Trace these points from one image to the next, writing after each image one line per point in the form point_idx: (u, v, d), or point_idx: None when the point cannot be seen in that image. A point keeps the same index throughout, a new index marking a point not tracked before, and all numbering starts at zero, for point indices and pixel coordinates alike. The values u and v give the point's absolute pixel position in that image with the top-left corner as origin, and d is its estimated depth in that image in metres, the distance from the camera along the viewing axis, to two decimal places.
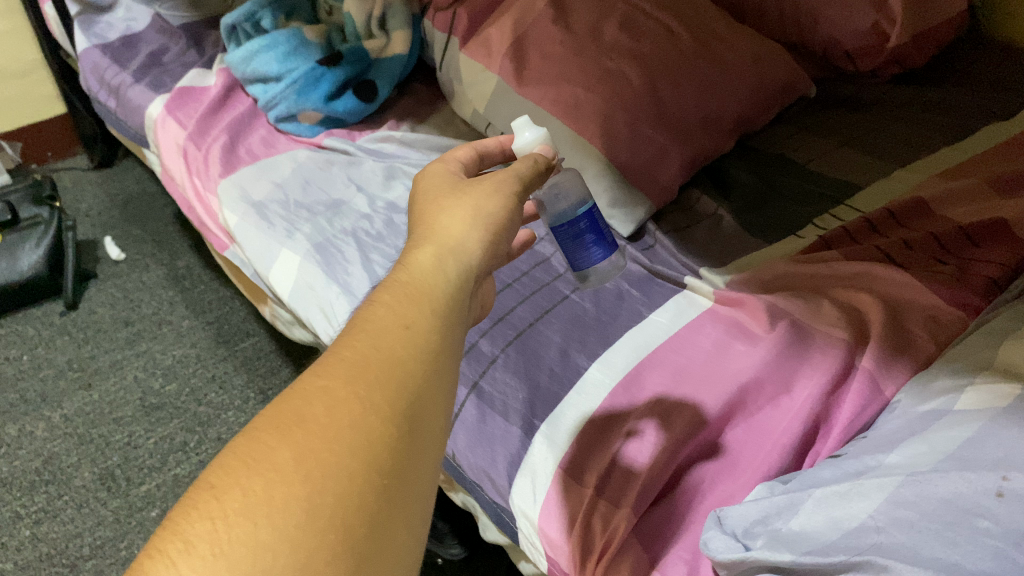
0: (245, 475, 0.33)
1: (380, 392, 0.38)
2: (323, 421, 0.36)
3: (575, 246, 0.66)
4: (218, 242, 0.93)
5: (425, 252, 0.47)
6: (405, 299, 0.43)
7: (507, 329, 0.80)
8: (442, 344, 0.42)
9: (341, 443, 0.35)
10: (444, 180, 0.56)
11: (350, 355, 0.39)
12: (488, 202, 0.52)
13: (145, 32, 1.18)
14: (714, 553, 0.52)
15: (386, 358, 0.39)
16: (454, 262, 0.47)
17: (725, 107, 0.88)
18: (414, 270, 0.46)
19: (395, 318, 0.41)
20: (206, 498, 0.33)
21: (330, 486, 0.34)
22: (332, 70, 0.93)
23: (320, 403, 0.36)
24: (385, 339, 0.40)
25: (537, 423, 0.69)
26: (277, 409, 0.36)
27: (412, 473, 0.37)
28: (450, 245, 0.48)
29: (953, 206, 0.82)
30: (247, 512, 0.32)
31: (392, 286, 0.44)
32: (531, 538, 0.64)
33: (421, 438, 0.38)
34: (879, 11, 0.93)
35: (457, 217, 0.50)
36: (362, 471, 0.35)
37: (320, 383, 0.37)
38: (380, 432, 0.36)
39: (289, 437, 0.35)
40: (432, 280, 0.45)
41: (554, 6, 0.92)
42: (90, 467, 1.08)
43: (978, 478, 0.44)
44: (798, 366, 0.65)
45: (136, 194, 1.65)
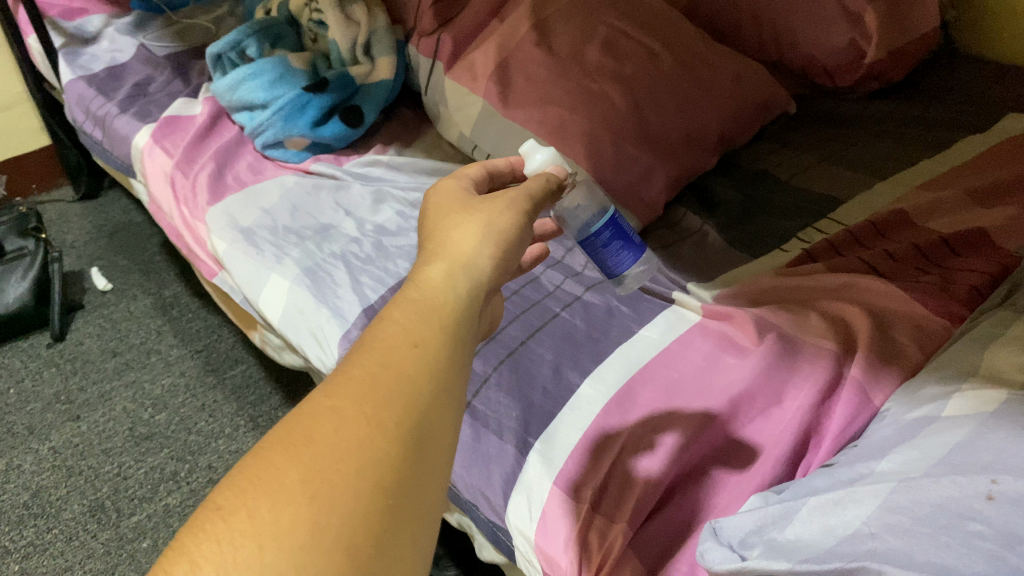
0: (251, 497, 0.32)
1: (388, 408, 0.36)
2: (332, 442, 0.34)
3: (604, 256, 0.63)
4: (208, 270, 0.96)
5: (435, 269, 0.44)
6: (416, 316, 0.41)
7: (499, 347, 0.72)
8: (453, 361, 0.40)
9: (349, 463, 0.34)
10: (454, 196, 0.52)
11: (360, 374, 0.37)
12: (501, 216, 0.49)
13: (131, 64, 1.24)
14: (710, 564, 0.51)
15: (392, 375, 0.37)
16: (465, 277, 0.44)
17: (708, 127, 0.88)
18: (428, 285, 0.43)
19: (403, 337, 0.39)
20: (214, 519, 0.32)
21: (337, 506, 0.32)
22: (317, 97, 0.97)
23: (329, 424, 0.35)
24: (394, 358, 0.38)
25: (533, 440, 0.64)
26: (288, 427, 0.35)
27: (419, 491, 0.35)
28: (461, 260, 0.45)
29: (935, 217, 0.81)
30: (250, 533, 0.31)
31: (404, 303, 0.42)
32: (529, 556, 0.60)
33: (429, 456, 0.36)
34: (855, 29, 0.98)
35: (468, 230, 0.47)
36: (371, 491, 0.33)
37: (329, 404, 0.36)
38: (387, 451, 0.35)
39: (297, 456, 0.34)
40: (440, 294, 0.43)
41: (538, 29, 0.92)
42: (80, 500, 1.09)
43: (969, 483, 0.47)
44: (788, 377, 0.64)
45: (123, 224, 1.62)
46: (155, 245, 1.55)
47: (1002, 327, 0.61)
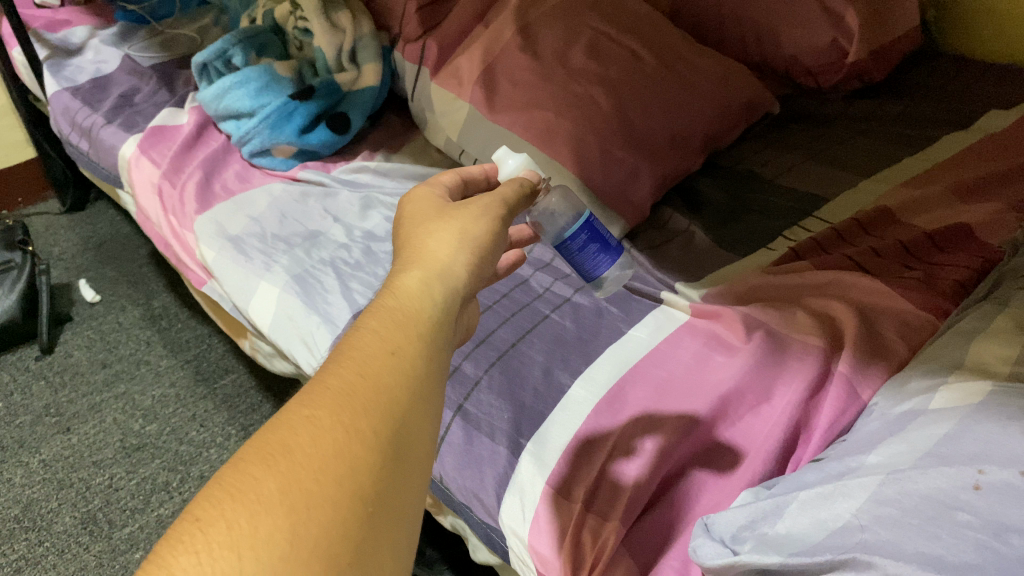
0: (230, 507, 0.32)
1: (365, 418, 0.37)
2: (309, 452, 0.35)
3: (582, 260, 0.63)
4: (196, 278, 0.96)
5: (410, 277, 0.45)
6: (393, 324, 0.42)
7: (490, 350, 0.73)
8: (429, 371, 0.41)
9: (328, 474, 0.34)
10: (430, 204, 0.53)
11: (337, 384, 0.38)
12: (474, 223, 0.49)
13: (116, 75, 1.24)
14: (703, 560, 0.51)
15: (370, 385, 0.38)
16: (440, 285, 0.45)
17: (693, 128, 0.89)
18: (402, 293, 0.44)
19: (380, 346, 0.40)
20: (192, 530, 0.32)
21: (317, 516, 0.33)
22: (304, 104, 0.97)
23: (307, 433, 0.35)
24: (371, 365, 0.39)
25: (525, 442, 0.64)
26: (264, 437, 0.35)
27: (394, 501, 0.36)
28: (437, 269, 0.46)
29: (918, 214, 0.82)
30: (229, 542, 0.31)
31: (380, 312, 0.42)
32: (524, 557, 0.60)
33: (405, 467, 0.37)
34: (835, 28, 0.99)
35: (443, 238, 0.48)
36: (349, 503, 0.34)
37: (305, 414, 0.36)
38: (365, 462, 0.35)
39: (273, 467, 0.34)
40: (418, 303, 0.43)
41: (522, 34, 0.92)
42: (71, 512, 1.09)
43: (956, 475, 0.47)
44: (777, 372, 0.64)
45: (110, 235, 1.62)
46: (143, 256, 1.55)
47: (985, 321, 0.62)
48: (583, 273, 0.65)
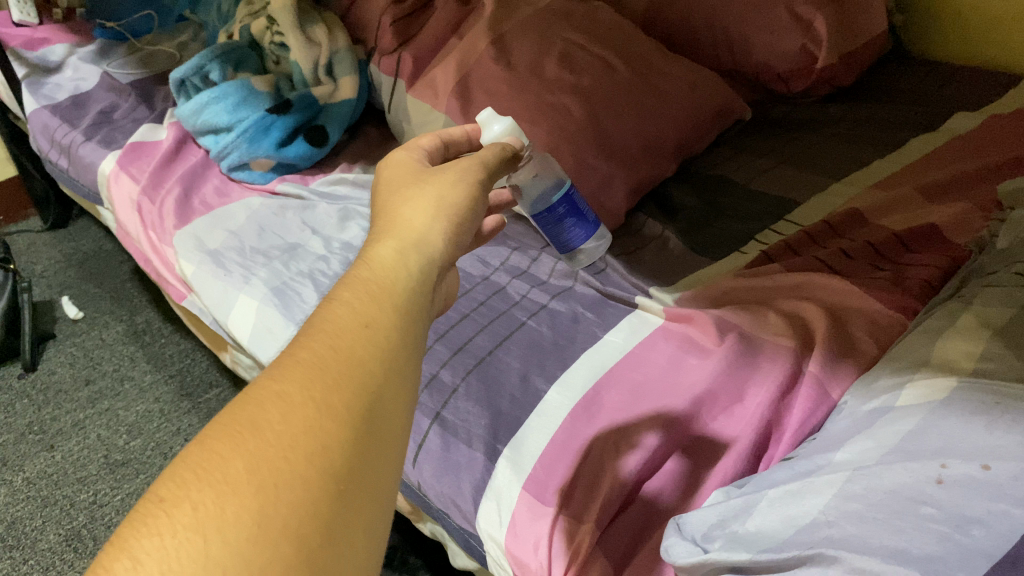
0: (196, 488, 0.32)
1: (338, 394, 0.36)
2: (278, 429, 0.34)
3: (558, 227, 0.71)
4: (176, 292, 0.96)
5: (385, 247, 0.45)
6: (368, 297, 0.41)
7: (467, 357, 0.73)
8: (405, 344, 0.40)
9: (298, 452, 0.33)
10: (405, 171, 0.53)
11: (309, 357, 0.37)
12: (451, 191, 0.50)
13: (95, 92, 1.24)
14: (674, 558, 0.52)
15: (344, 359, 0.37)
16: (416, 256, 0.45)
17: (665, 135, 0.90)
18: (377, 264, 0.44)
19: (354, 318, 0.40)
20: (156, 512, 0.31)
21: (287, 495, 0.32)
22: (281, 118, 0.98)
23: (275, 409, 0.35)
24: (344, 339, 0.38)
25: (502, 447, 0.65)
26: (231, 414, 0.35)
27: (370, 478, 0.35)
28: (412, 238, 0.46)
29: (888, 215, 0.83)
30: (195, 525, 0.31)
31: (353, 283, 0.42)
32: (501, 561, 0.62)
33: (380, 443, 0.36)
34: (805, 35, 1.00)
35: (419, 206, 0.48)
36: (321, 479, 0.33)
37: (275, 389, 0.36)
38: (338, 437, 0.34)
39: (241, 445, 0.33)
40: (392, 275, 0.43)
41: (496, 45, 0.93)
42: (56, 529, 1.09)
43: (920, 469, 0.48)
44: (749, 373, 0.65)
45: (93, 252, 1.62)
46: (126, 272, 1.55)
47: (951, 318, 0.63)
48: (559, 243, 0.73)
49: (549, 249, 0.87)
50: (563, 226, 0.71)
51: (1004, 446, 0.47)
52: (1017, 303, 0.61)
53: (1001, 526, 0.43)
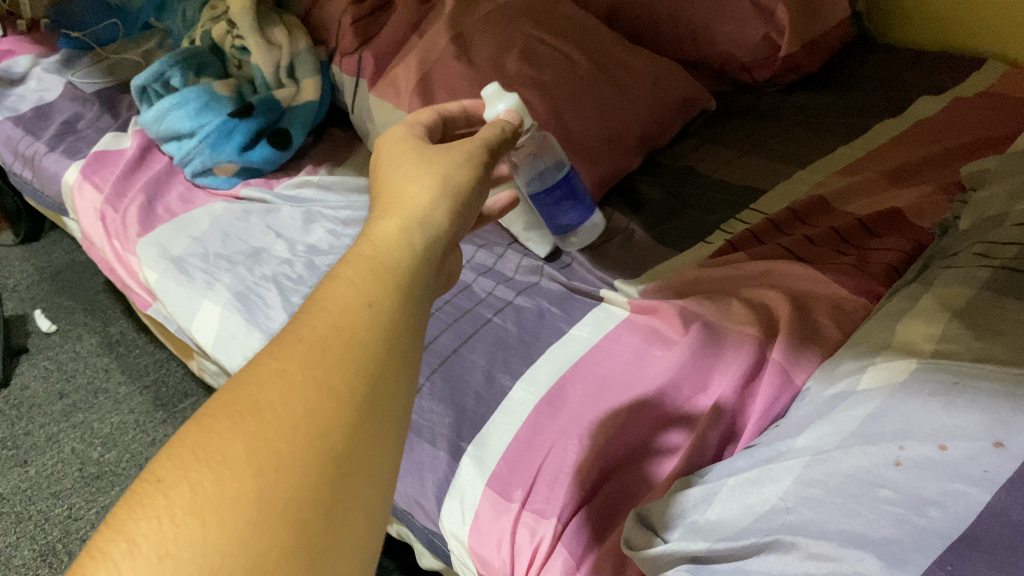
0: (193, 470, 0.30)
1: (339, 374, 0.34)
2: (279, 410, 0.32)
3: (556, 208, 0.73)
4: (141, 300, 0.96)
5: (389, 224, 0.43)
6: (368, 273, 0.39)
7: (432, 357, 0.73)
8: (408, 325, 0.38)
9: (298, 433, 0.32)
10: (409, 148, 0.50)
11: (310, 336, 0.35)
12: (455, 169, 0.48)
13: (58, 102, 1.23)
14: (631, 548, 0.52)
15: (345, 340, 0.35)
16: (421, 233, 0.43)
17: (628, 129, 0.90)
18: (381, 242, 0.41)
19: (356, 298, 0.37)
20: (153, 493, 0.30)
21: (287, 478, 0.31)
22: (243, 122, 0.97)
23: (276, 389, 0.33)
24: (346, 319, 0.36)
25: (465, 444, 0.64)
26: (232, 392, 0.33)
27: (371, 460, 0.33)
28: (416, 215, 0.43)
29: (853, 200, 0.84)
30: (193, 508, 0.29)
31: (355, 259, 0.40)
32: (465, 559, 0.62)
33: (382, 425, 0.35)
34: (766, 24, 1.01)
35: (423, 186, 0.46)
36: (321, 462, 0.31)
37: (276, 367, 0.34)
38: (339, 420, 0.33)
39: (240, 426, 0.32)
40: (395, 253, 0.41)
41: (456, 42, 0.93)
42: (30, 545, 1.08)
43: (877, 452, 0.48)
44: (714, 362, 0.64)
45: (66, 265, 1.60)
46: (99, 283, 1.54)
47: (912, 300, 0.63)
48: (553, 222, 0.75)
49: (515, 245, 0.87)
50: (560, 208, 0.73)
51: (961, 427, 0.47)
52: (976, 283, 0.61)
53: (957, 506, 0.43)
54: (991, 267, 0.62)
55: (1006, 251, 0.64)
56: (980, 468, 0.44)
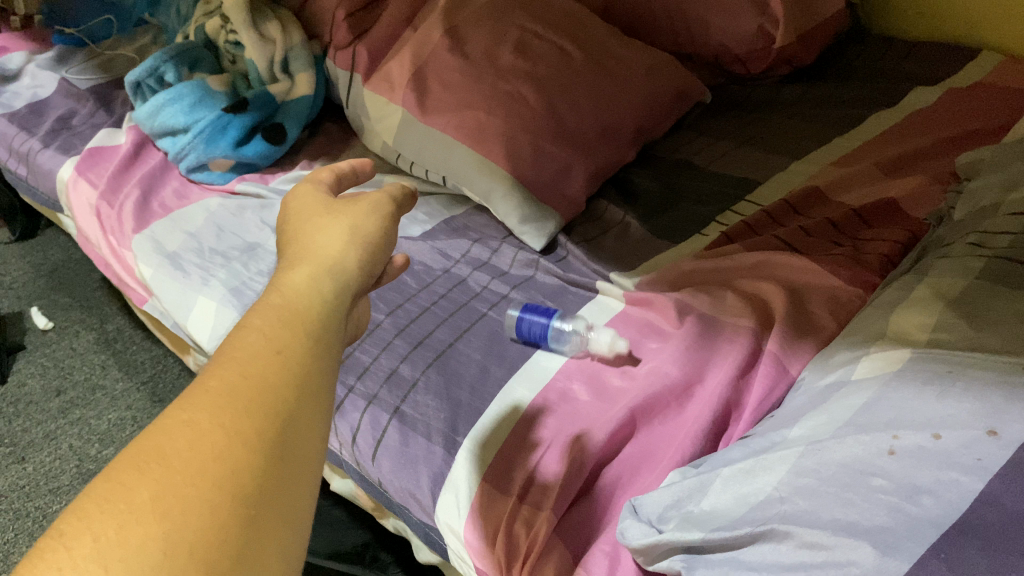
0: (96, 519, 0.29)
1: (249, 418, 0.33)
2: (186, 456, 0.31)
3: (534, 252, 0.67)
4: (137, 296, 0.96)
5: (299, 273, 0.42)
6: (276, 324, 0.38)
7: (427, 351, 0.71)
8: (320, 369, 0.37)
9: (206, 475, 0.31)
10: (315, 196, 0.48)
11: (219, 384, 0.34)
12: (366, 218, 0.47)
13: (53, 98, 1.23)
14: (629, 541, 0.52)
15: (255, 387, 0.34)
16: (332, 281, 0.42)
17: (622, 121, 0.90)
18: (290, 292, 0.40)
19: (265, 346, 0.37)
20: (54, 546, 0.28)
21: (193, 521, 0.29)
22: (238, 117, 0.97)
23: (183, 436, 0.32)
24: (255, 366, 0.35)
25: (461, 439, 0.63)
26: (138, 445, 0.32)
27: (283, 501, 0.33)
28: (327, 265, 0.42)
29: (848, 190, 0.84)
30: (96, 556, 0.28)
31: (264, 311, 0.39)
32: (461, 553, 0.61)
33: (295, 467, 0.34)
34: (762, 15, 1.01)
35: (332, 234, 0.45)
36: (229, 503, 0.31)
37: (183, 417, 0.33)
38: (249, 462, 0.32)
39: (146, 473, 0.30)
40: (304, 302, 0.40)
41: (450, 35, 0.92)
42: (28, 542, 1.08)
43: (872, 441, 0.48)
44: (708, 354, 0.64)
45: (62, 262, 1.60)
46: (96, 280, 1.53)
47: (906, 290, 0.63)
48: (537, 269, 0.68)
49: (510, 239, 0.85)
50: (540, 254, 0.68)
51: (954, 416, 0.47)
52: (970, 273, 0.61)
53: (950, 494, 0.43)
54: (984, 257, 0.63)
55: (999, 241, 0.64)
56: (973, 457, 0.44)
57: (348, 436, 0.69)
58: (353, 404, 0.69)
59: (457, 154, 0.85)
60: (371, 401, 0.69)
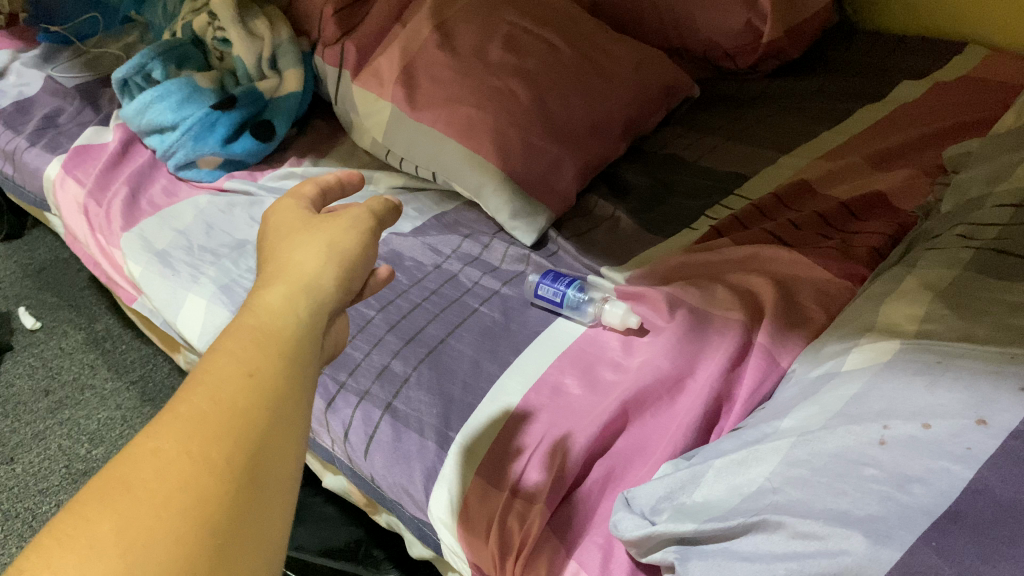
0: (59, 556, 0.29)
1: (217, 446, 0.33)
2: (152, 489, 0.31)
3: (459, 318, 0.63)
4: (126, 295, 0.95)
5: (274, 292, 0.41)
6: (251, 344, 0.37)
7: (418, 347, 0.71)
8: (294, 391, 0.37)
9: (171, 509, 0.31)
10: (297, 213, 0.47)
11: (189, 410, 0.34)
12: (344, 235, 0.45)
13: (39, 96, 1.22)
14: (622, 533, 0.52)
15: (225, 412, 0.34)
16: (308, 299, 0.41)
17: (612, 116, 0.90)
18: (266, 310, 0.40)
19: (239, 367, 0.36)
20: None
21: (157, 557, 0.29)
22: (226, 114, 0.97)
23: (149, 467, 0.32)
24: (226, 390, 0.35)
25: (453, 434, 0.63)
26: (106, 474, 0.32)
27: (253, 529, 0.33)
28: (302, 282, 0.41)
29: (836, 183, 0.84)
30: None
31: (238, 330, 0.38)
32: (455, 548, 0.61)
33: (265, 493, 0.34)
34: (749, 10, 1.01)
35: (311, 249, 0.43)
36: (195, 536, 0.31)
37: (151, 445, 0.33)
38: (216, 493, 0.32)
39: (110, 509, 0.30)
40: (280, 320, 0.39)
41: (439, 31, 0.92)
42: (18, 542, 1.07)
43: (863, 431, 0.48)
44: (699, 346, 0.65)
45: (49, 262, 1.58)
46: (83, 280, 1.52)
47: (896, 281, 0.63)
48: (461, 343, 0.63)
49: (500, 234, 0.84)
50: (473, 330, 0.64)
51: (944, 406, 0.48)
52: (959, 264, 0.62)
53: (941, 483, 0.44)
54: (973, 247, 0.63)
55: (987, 233, 0.64)
56: (963, 446, 0.45)
57: (340, 432, 0.68)
58: (345, 400, 0.69)
59: (447, 150, 0.85)
60: (363, 397, 0.68)
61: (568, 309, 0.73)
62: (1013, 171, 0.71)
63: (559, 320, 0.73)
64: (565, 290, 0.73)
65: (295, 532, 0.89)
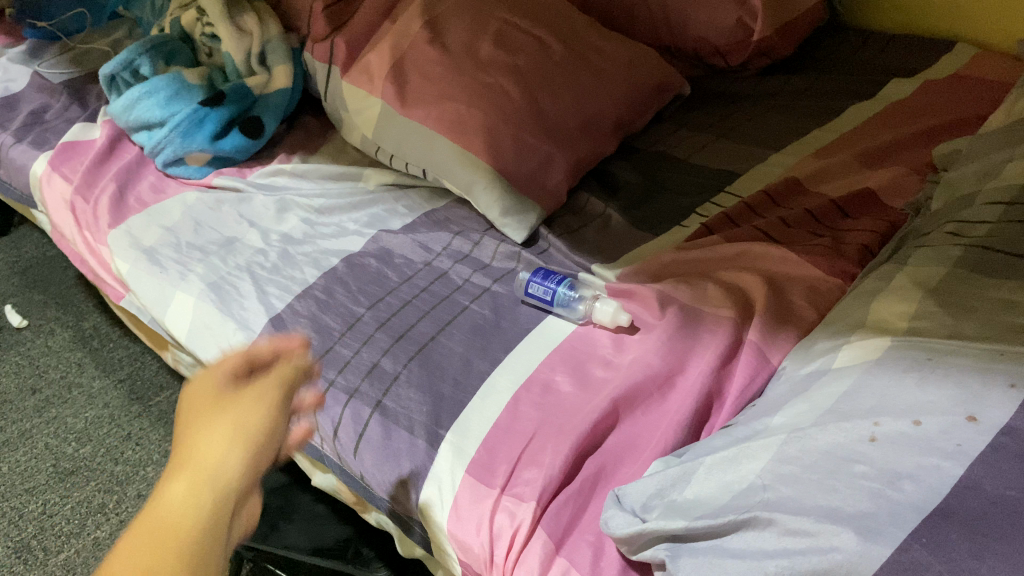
0: None
1: None
2: None
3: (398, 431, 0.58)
4: (113, 292, 0.94)
5: (171, 492, 0.38)
6: (147, 552, 0.35)
7: (408, 344, 0.71)
8: None
9: None
10: (209, 387, 0.45)
11: None
12: (252, 414, 0.43)
13: (25, 92, 1.21)
14: (613, 530, 0.52)
15: None
16: (211, 493, 0.38)
17: (602, 113, 0.90)
18: (163, 509, 0.37)
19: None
20: None
21: None
22: (215, 110, 0.96)
23: None
24: None
25: (444, 432, 0.63)
26: None
27: None
28: (205, 474, 0.39)
29: (826, 181, 0.84)
30: None
31: (134, 537, 0.36)
32: (445, 546, 0.61)
33: None
34: (741, 7, 1.01)
35: (215, 438, 0.41)
36: None
37: None
38: None
39: None
40: (181, 517, 0.37)
41: (429, 27, 0.92)
42: (3, 542, 1.07)
43: (853, 428, 0.48)
44: (690, 343, 0.65)
45: (36, 259, 1.57)
46: (71, 277, 1.51)
47: (886, 279, 0.63)
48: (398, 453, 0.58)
49: (491, 231, 0.84)
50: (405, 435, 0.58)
51: (934, 402, 0.48)
52: (948, 261, 0.62)
53: (931, 480, 0.44)
54: (963, 245, 0.63)
55: (977, 230, 0.65)
56: (953, 442, 0.45)
57: (329, 430, 0.68)
58: (334, 398, 0.68)
59: (438, 146, 0.85)
60: (353, 394, 0.68)
61: (558, 307, 0.73)
62: (1001, 170, 0.71)
63: (549, 317, 0.73)
64: (555, 288, 0.73)
65: (285, 531, 0.88)
